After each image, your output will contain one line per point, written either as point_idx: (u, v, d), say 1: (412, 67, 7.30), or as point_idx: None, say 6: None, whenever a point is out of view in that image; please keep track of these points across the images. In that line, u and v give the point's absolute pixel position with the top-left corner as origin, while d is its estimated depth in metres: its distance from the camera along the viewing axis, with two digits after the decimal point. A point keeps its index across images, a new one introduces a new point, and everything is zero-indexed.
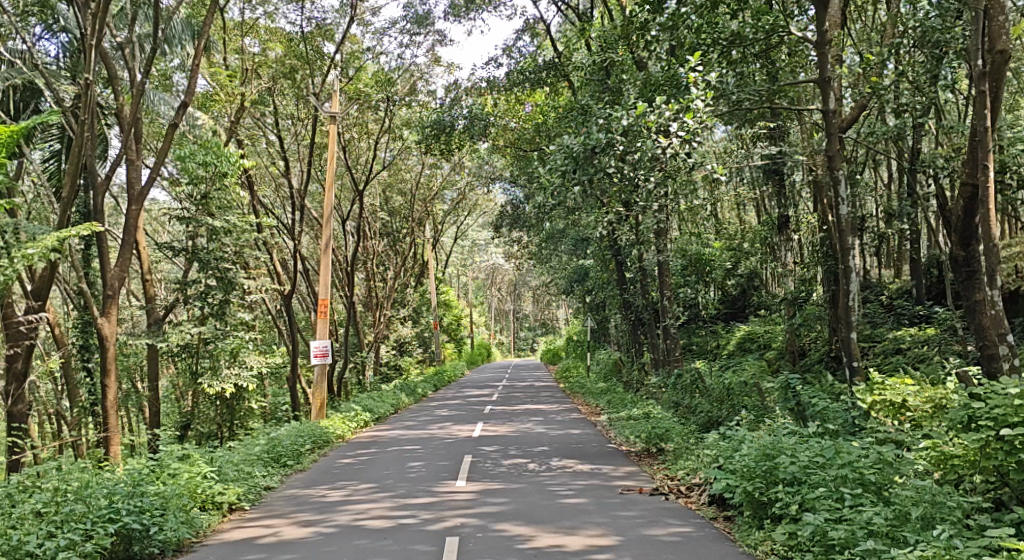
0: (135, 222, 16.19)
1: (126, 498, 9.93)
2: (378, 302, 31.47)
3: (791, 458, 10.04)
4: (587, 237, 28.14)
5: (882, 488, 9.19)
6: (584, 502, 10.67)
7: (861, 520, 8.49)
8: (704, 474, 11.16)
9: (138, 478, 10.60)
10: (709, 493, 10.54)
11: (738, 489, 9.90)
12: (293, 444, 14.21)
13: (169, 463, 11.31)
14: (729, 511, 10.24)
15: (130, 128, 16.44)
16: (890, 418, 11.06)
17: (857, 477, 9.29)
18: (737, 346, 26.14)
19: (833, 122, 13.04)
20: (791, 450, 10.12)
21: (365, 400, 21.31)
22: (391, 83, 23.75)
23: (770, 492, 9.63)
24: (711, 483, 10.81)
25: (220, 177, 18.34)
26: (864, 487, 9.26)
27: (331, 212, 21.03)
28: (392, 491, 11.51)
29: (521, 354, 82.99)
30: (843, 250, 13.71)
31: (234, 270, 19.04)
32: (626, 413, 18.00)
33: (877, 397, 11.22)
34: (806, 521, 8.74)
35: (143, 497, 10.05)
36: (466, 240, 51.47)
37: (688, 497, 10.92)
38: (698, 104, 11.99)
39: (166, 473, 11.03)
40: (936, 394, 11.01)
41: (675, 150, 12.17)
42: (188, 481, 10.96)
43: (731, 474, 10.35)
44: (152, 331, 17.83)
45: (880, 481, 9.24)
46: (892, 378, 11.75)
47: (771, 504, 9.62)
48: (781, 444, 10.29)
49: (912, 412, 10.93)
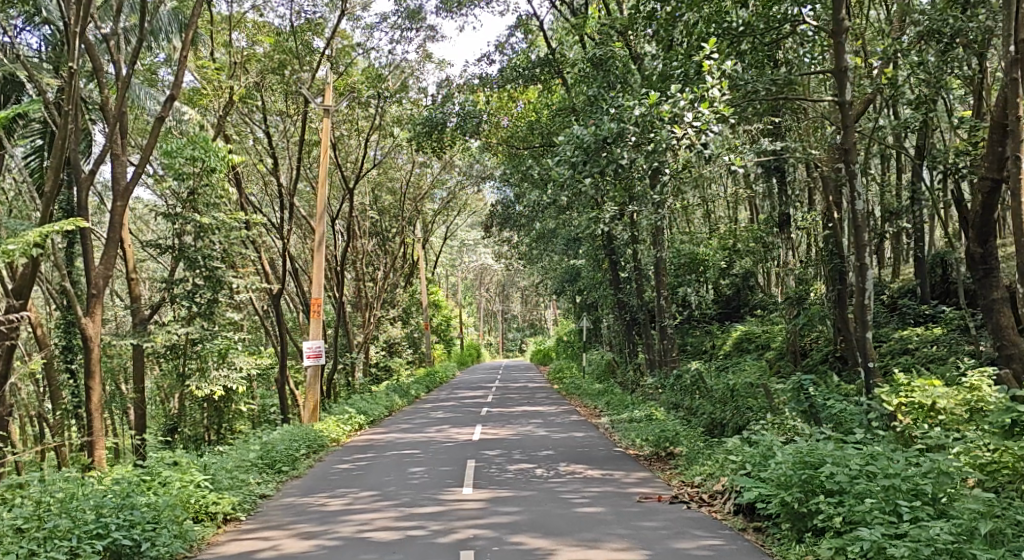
0: (121, 220, 15.70)
1: (115, 512, 9.38)
2: (368, 303, 30.86)
3: (822, 466, 9.55)
4: (581, 236, 27.66)
5: (939, 500, 8.61)
6: (602, 511, 10.19)
7: (926, 537, 7.91)
8: (724, 481, 10.68)
9: (127, 489, 10.04)
10: (734, 501, 10.05)
11: (774, 499, 9.35)
12: (287, 449, 13.63)
13: (159, 471, 10.74)
14: (757, 522, 9.74)
15: (115, 124, 15.89)
16: (919, 420, 10.65)
17: (911, 488, 8.70)
18: (734, 347, 25.66)
19: (849, 114, 12.49)
20: (826, 456, 9.58)
21: (358, 402, 20.80)
22: (382, 79, 23.10)
23: (811, 503, 9.09)
24: (735, 490, 10.31)
25: (208, 172, 17.72)
26: (919, 498, 8.66)
27: (322, 210, 20.40)
28: (396, 499, 10.97)
29: (510, 355, 82.45)
30: (857, 246, 13.01)
31: (222, 269, 18.42)
32: (629, 416, 17.49)
33: (904, 399, 10.84)
34: (862, 538, 8.19)
35: (133, 509, 9.49)
36: (454, 240, 50.96)
37: (710, 506, 10.43)
38: (715, 93, 11.44)
39: (156, 483, 10.46)
40: (971, 395, 10.59)
41: (690, 142, 11.61)
42: (180, 490, 10.40)
43: (763, 483, 9.83)
44: (137, 331, 17.18)
45: (937, 492, 8.66)
46: (918, 378, 11.32)
47: (812, 516, 9.09)
48: (815, 450, 9.73)
49: (946, 415, 10.50)
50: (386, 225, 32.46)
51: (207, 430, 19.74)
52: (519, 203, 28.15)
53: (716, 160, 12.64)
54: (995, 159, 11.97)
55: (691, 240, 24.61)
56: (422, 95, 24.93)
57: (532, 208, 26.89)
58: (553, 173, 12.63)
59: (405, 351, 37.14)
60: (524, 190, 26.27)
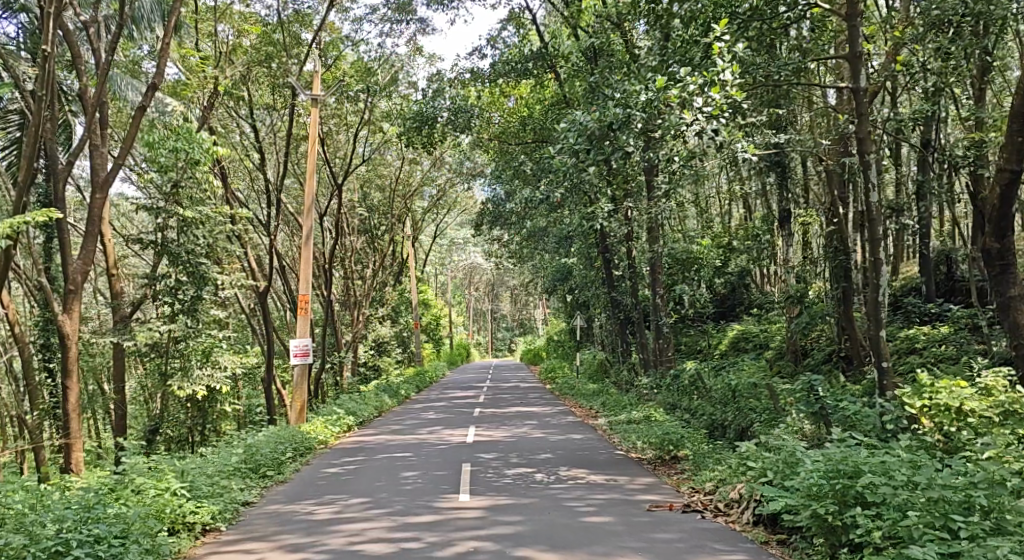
0: (100, 213, 15.07)
1: (77, 528, 8.77)
2: (356, 301, 30.28)
3: (855, 475, 8.95)
4: (573, 234, 27.11)
5: (995, 512, 8.04)
6: (610, 520, 9.62)
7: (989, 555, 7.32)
8: (740, 489, 10.12)
9: (93, 501, 9.42)
10: (754, 512, 9.52)
11: (805, 510, 8.78)
12: (273, 452, 13.01)
13: (132, 479, 10.15)
14: (781, 535, 9.18)
15: (94, 113, 15.27)
16: (951, 424, 10.11)
17: (964, 500, 8.11)
18: (730, 347, 25.15)
19: (862, 102, 11.90)
20: (861, 465, 8.96)
21: (348, 402, 20.17)
22: (372, 73, 22.49)
23: (846, 516, 8.51)
24: (754, 498, 9.76)
25: (192, 165, 17.02)
26: (972, 511, 8.09)
27: (310, 203, 19.69)
28: (389, 507, 10.38)
29: (499, 355, 81.95)
30: (869, 240, 12.40)
31: (207, 264, 17.74)
32: (627, 418, 16.93)
33: (928, 401, 10.33)
34: (912, 558, 7.61)
35: (98, 523, 8.88)
36: (443, 239, 50.35)
37: (727, 515, 9.86)
38: (728, 76, 10.83)
39: (127, 492, 9.84)
40: (1003, 398, 10.14)
41: (700, 128, 11.07)
42: (154, 499, 9.79)
43: (790, 492, 9.26)
44: (117, 328, 16.67)
45: (993, 504, 8.07)
46: (943, 379, 10.74)
47: (846, 531, 8.51)
48: (847, 457, 9.12)
49: (976, 417, 10.01)
50: (375, 222, 31.81)
51: (190, 431, 19.11)
52: (510, 200, 27.57)
53: (723, 149, 12.12)
54: (1016, 150, 11.46)
55: (687, 239, 24.06)
56: (413, 90, 24.29)
57: (524, 206, 26.34)
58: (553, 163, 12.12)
59: (394, 350, 36.56)
60: (517, 187, 25.72)
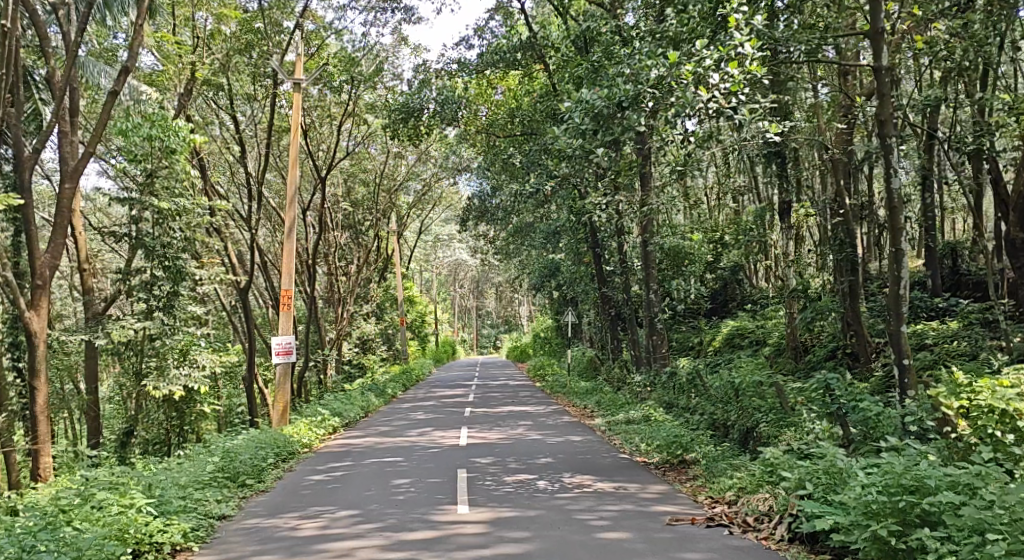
0: (70, 205, 14.18)
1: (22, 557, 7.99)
2: (340, 298, 29.36)
3: (915, 491, 8.22)
4: (561, 228, 26.35)
5: None
6: (630, 537, 8.86)
7: None
8: (768, 500, 9.41)
9: (46, 523, 8.65)
10: (787, 528, 8.82)
11: (862, 533, 8.07)
12: (253, 459, 12.18)
13: (93, 496, 9.36)
14: (826, 555, 8.45)
15: (62, 96, 14.39)
16: (998, 430, 9.49)
17: None
18: (725, 342, 24.33)
19: (884, 82, 11.17)
20: (924, 478, 8.24)
21: (332, 402, 19.31)
22: (356, 64, 21.33)
23: (914, 539, 7.83)
24: (789, 512, 9.05)
25: (167, 154, 15.93)
26: None
27: (292, 194, 18.70)
28: (380, 522, 9.58)
29: (484, 353, 80.87)
30: (889, 231, 11.52)
31: (184, 259, 16.95)
32: (626, 418, 16.19)
33: (973, 403, 9.69)
34: None
35: (47, 551, 8.09)
36: (428, 235, 49.40)
37: (757, 531, 9.13)
38: (747, 49, 10.06)
39: (85, 512, 9.06)
40: None
41: (719, 106, 10.38)
42: (115, 518, 9.03)
43: (838, 508, 8.54)
44: (89, 326, 15.95)
45: None
46: (980, 378, 10.18)
47: (910, 556, 7.85)
48: (907, 469, 8.38)
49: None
50: (359, 217, 30.93)
51: (167, 431, 18.24)
52: (497, 194, 26.75)
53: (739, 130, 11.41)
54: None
55: (680, 232, 23.34)
56: (399, 81, 23.40)
57: (513, 201, 25.56)
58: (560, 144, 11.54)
59: (379, 348, 35.64)
60: (505, 181, 24.94)
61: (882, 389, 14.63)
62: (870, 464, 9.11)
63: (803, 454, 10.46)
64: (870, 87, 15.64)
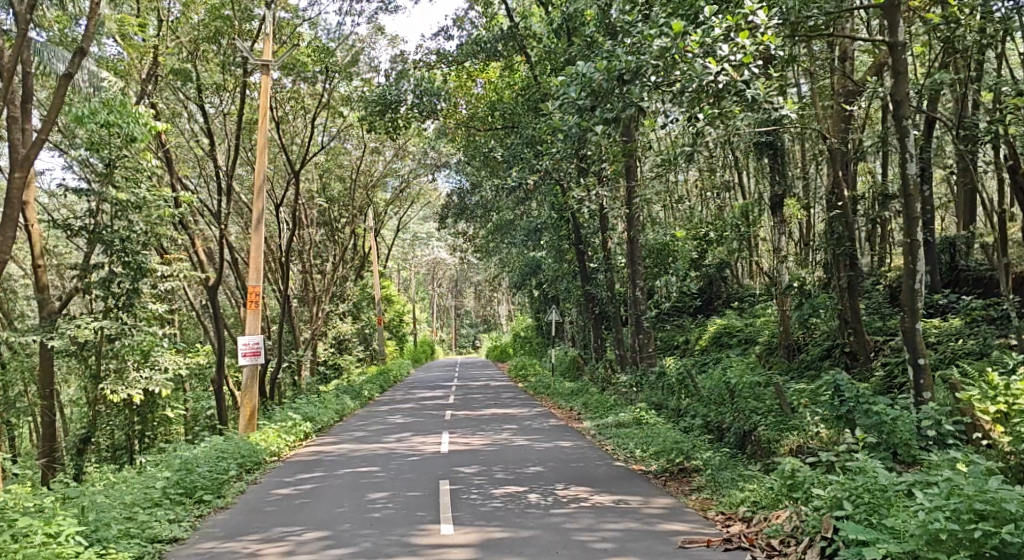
0: (20, 198, 12.80)
1: None
2: (315, 298, 28.31)
3: (984, 515, 7.43)
4: (543, 224, 25.40)
5: None
6: None
7: None
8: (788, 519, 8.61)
9: None
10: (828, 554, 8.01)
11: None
12: (213, 472, 11.21)
13: (19, 524, 8.37)
14: None
15: (11, 77, 13.21)
16: None
17: None
18: (712, 341, 23.46)
19: (900, 58, 10.48)
20: (1000, 502, 7.45)
21: (304, 406, 18.24)
22: (330, 54, 20.32)
23: None
24: (822, 535, 8.24)
25: (128, 142, 14.64)
26: None
27: (262, 184, 17.68)
28: (353, 546, 8.66)
29: (462, 351, 80.04)
30: (905, 218, 10.77)
31: (144, 254, 15.87)
32: (615, 421, 15.36)
33: None
34: None
35: None
36: (406, 233, 48.34)
37: (784, 556, 8.34)
38: (762, 17, 9.49)
39: (6, 543, 8.09)
40: None
41: (729, 78, 9.77)
42: (39, 550, 8.09)
43: (886, 534, 7.75)
44: (43, 326, 14.88)
45: None
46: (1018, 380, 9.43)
47: None
48: (980, 490, 7.57)
49: None
50: (335, 214, 29.87)
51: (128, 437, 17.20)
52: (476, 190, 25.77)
53: (750, 105, 10.78)
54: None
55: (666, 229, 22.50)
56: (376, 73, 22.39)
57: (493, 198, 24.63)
58: (554, 121, 10.92)
59: (356, 348, 34.57)
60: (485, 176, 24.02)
61: (885, 389, 13.87)
62: (910, 480, 8.31)
63: (814, 463, 9.65)
64: (872, 70, 14.88)
